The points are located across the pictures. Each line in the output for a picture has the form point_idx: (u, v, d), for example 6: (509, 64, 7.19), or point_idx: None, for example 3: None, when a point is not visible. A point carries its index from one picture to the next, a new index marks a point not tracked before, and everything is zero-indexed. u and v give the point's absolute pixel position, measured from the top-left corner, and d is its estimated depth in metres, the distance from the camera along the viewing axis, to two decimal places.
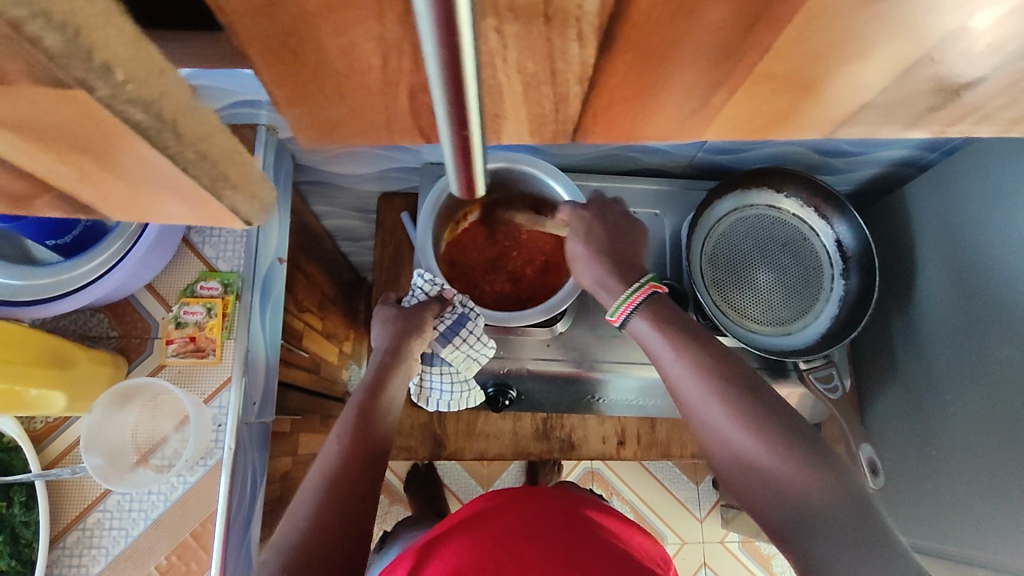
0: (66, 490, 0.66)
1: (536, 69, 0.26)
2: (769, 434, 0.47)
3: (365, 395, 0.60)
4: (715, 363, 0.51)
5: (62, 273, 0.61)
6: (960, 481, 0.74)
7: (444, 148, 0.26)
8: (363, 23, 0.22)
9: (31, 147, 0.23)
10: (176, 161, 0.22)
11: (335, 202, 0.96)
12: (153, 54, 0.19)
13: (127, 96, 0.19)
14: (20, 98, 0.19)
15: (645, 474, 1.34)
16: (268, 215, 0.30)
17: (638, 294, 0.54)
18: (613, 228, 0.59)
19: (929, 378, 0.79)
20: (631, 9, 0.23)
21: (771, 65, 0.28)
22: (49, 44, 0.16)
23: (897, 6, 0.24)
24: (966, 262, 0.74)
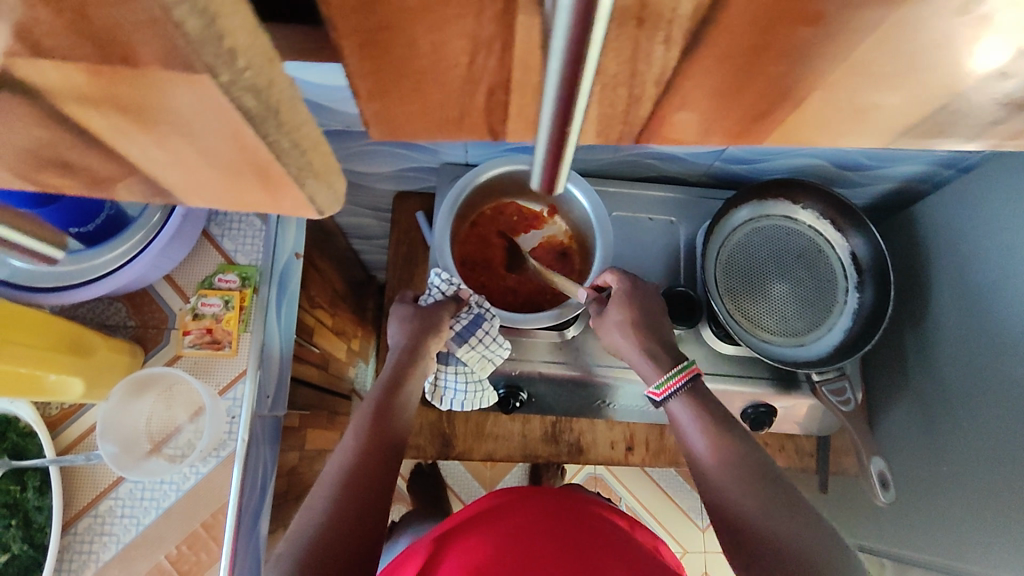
0: (79, 476, 0.66)
1: (616, 71, 0.27)
2: (785, 519, 0.49)
3: (384, 391, 0.61)
4: (746, 453, 0.54)
5: (83, 261, 0.62)
6: (969, 499, 0.74)
7: (539, 139, 0.26)
8: (460, 20, 0.24)
9: (134, 133, 0.22)
10: (273, 150, 0.23)
11: (352, 200, 0.97)
12: (266, 44, 0.20)
13: (244, 83, 0.19)
14: (135, 81, 0.19)
15: (648, 481, 1.34)
16: (338, 206, 0.31)
17: (679, 377, 0.60)
18: (652, 303, 0.67)
19: (943, 394, 0.79)
20: (722, 14, 0.24)
21: (843, 76, 0.28)
22: (189, 27, 0.17)
23: (970, 18, 0.24)
24: (985, 279, 0.74)
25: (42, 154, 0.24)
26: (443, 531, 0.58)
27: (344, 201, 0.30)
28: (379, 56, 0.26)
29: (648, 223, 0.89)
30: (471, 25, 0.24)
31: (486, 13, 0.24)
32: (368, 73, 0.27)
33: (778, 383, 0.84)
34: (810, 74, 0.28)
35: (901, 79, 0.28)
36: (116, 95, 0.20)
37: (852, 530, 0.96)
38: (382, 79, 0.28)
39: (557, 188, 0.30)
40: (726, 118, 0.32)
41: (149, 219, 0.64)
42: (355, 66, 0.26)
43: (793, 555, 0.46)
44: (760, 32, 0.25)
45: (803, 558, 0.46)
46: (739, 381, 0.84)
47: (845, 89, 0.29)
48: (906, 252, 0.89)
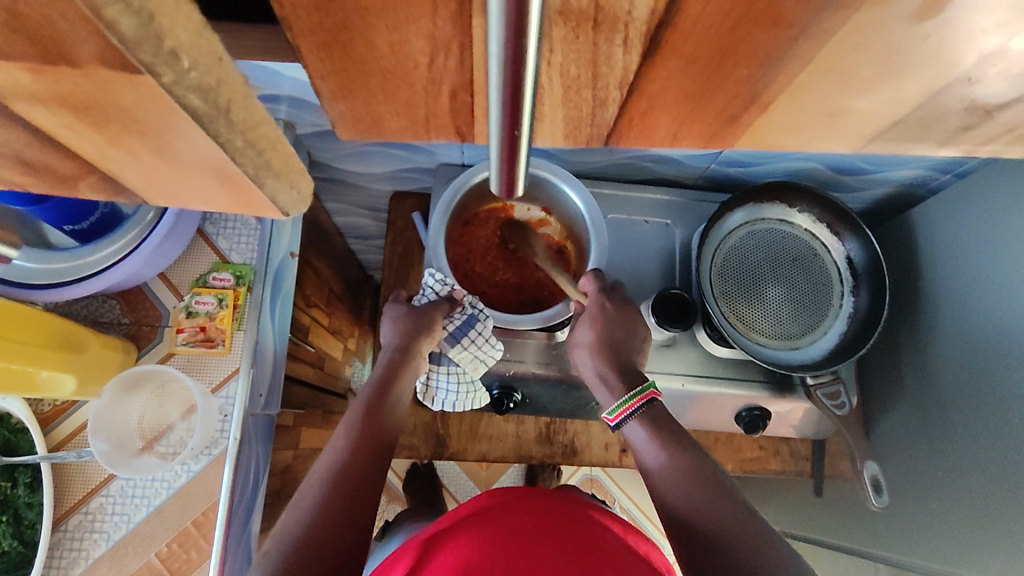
0: (70, 474, 0.66)
1: (579, 72, 0.29)
2: (733, 522, 0.49)
3: (375, 391, 0.61)
4: (697, 464, 0.54)
5: (77, 257, 0.62)
6: (961, 503, 0.74)
7: (491, 146, 0.27)
8: (419, 21, 0.25)
9: (86, 128, 0.23)
10: (225, 149, 0.23)
11: (347, 200, 0.97)
12: (214, 44, 0.20)
13: (190, 83, 0.20)
14: (83, 81, 0.20)
15: (644, 484, 1.34)
16: (303, 207, 0.32)
17: (635, 401, 0.60)
18: (625, 325, 0.67)
19: (937, 398, 0.79)
20: (680, 17, 0.25)
21: (809, 78, 0.28)
22: (123, 29, 0.17)
23: (940, 24, 0.25)
24: (975, 281, 0.74)
25: (13, 153, 0.25)
26: (438, 528, 0.58)
27: (310, 198, 0.32)
28: (342, 54, 0.28)
29: (642, 225, 0.89)
30: (428, 26, 0.26)
31: (441, 13, 0.25)
32: (330, 72, 0.30)
33: (773, 386, 0.84)
34: (779, 75, 0.28)
35: (866, 82, 0.29)
36: (64, 92, 0.21)
37: (847, 534, 0.95)
38: (345, 77, 0.30)
39: (514, 188, 0.31)
40: (694, 121, 0.34)
41: (142, 216, 0.64)
42: (318, 65, 0.29)
43: (741, 556, 0.47)
44: (723, 39, 0.26)
45: (751, 557, 0.46)
46: (733, 384, 0.84)
47: (810, 91, 0.30)
48: (901, 256, 0.88)
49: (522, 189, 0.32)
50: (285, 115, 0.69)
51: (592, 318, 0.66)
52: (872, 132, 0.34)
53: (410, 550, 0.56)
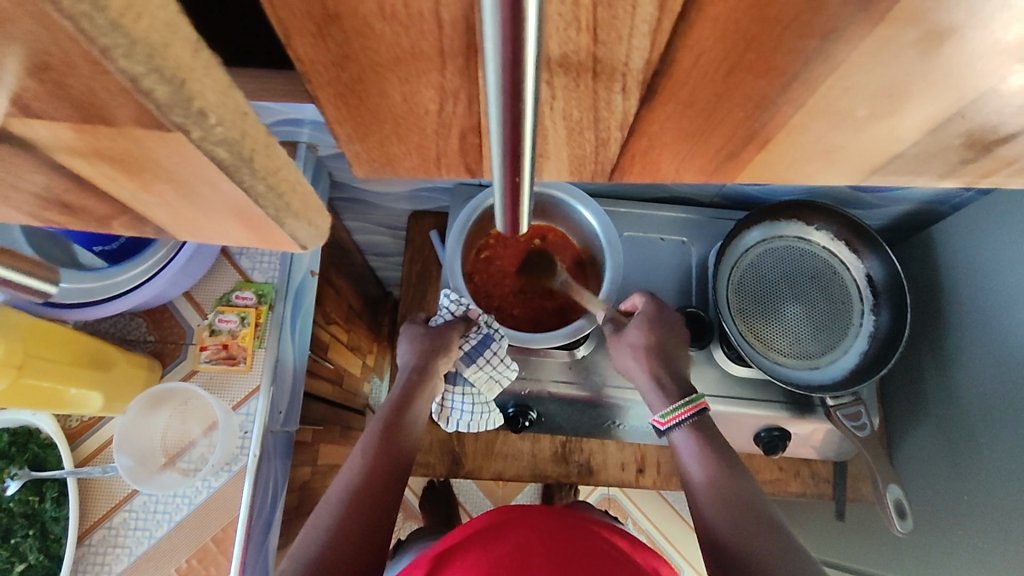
0: (96, 489, 0.68)
1: (580, 116, 0.30)
2: (755, 538, 0.51)
3: (392, 409, 0.61)
4: (736, 481, 0.57)
5: (106, 278, 0.64)
6: (988, 530, 0.72)
7: (495, 193, 0.27)
8: (427, 73, 0.26)
9: (120, 177, 0.25)
10: (248, 193, 0.24)
11: (367, 219, 0.99)
12: (238, 99, 0.21)
13: (216, 138, 0.21)
14: (118, 137, 0.21)
15: (662, 504, 1.32)
16: (320, 240, 0.33)
17: (688, 409, 0.62)
18: (671, 331, 0.69)
19: (962, 421, 0.78)
20: (673, 67, 0.26)
21: (807, 119, 0.29)
22: (157, 95, 0.18)
23: (942, 68, 0.25)
24: (997, 305, 0.73)
25: (52, 197, 0.27)
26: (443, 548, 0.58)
27: (326, 234, 0.33)
28: (357, 103, 0.29)
29: (659, 243, 0.89)
30: (437, 78, 0.27)
31: (449, 67, 0.26)
32: (347, 119, 0.31)
33: (793, 407, 0.83)
34: (775, 117, 0.29)
35: (861, 121, 0.29)
36: (99, 149, 0.22)
37: (869, 559, 0.93)
38: (361, 122, 0.31)
39: (520, 227, 0.30)
40: (695, 158, 0.34)
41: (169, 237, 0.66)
42: (334, 112, 0.31)
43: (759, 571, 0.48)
44: (715, 84, 0.27)
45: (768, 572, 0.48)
46: (753, 404, 0.83)
47: (807, 130, 0.30)
48: (923, 276, 0.87)
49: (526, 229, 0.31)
50: (307, 138, 0.71)
51: (646, 322, 0.67)
52: (870, 165, 0.34)
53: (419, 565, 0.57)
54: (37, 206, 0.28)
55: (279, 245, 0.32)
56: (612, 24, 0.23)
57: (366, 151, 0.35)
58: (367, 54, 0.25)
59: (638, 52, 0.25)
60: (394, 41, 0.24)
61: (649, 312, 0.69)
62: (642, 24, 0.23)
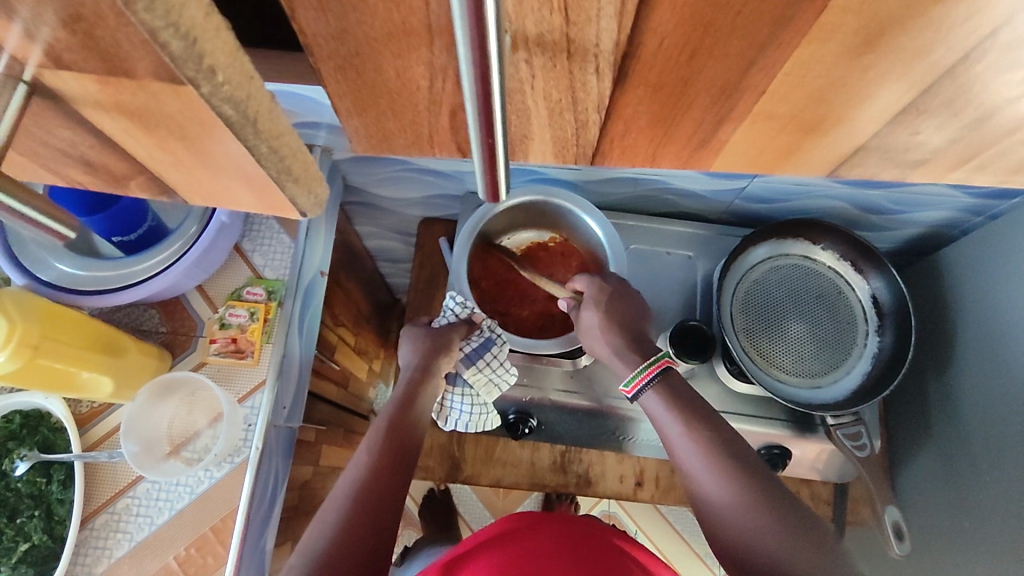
0: (101, 473, 0.69)
1: (559, 97, 0.34)
2: (749, 508, 0.51)
3: (396, 408, 0.63)
4: (714, 438, 0.56)
5: (122, 267, 0.66)
6: (993, 551, 0.71)
7: (474, 157, 0.29)
8: (417, 49, 0.29)
9: (139, 133, 0.28)
10: (253, 152, 0.28)
11: (379, 223, 1.01)
12: (245, 63, 0.25)
13: (222, 95, 0.24)
14: (137, 90, 0.24)
15: (664, 523, 1.31)
16: (320, 209, 0.37)
17: (649, 369, 0.61)
18: (627, 305, 0.68)
19: (965, 442, 0.77)
20: (641, 50, 0.30)
21: (773, 104, 0.33)
22: (173, 48, 0.21)
23: (887, 56, 0.29)
24: (992, 316, 0.75)
25: (78, 154, 0.31)
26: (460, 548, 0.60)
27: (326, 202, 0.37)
28: (356, 77, 0.32)
29: (665, 257, 0.90)
30: (427, 54, 0.29)
31: (438, 44, 0.28)
32: (347, 93, 0.34)
33: (794, 425, 0.83)
34: (739, 104, 0.33)
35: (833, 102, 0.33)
36: (122, 104, 0.26)
37: None
38: (359, 98, 0.34)
39: (501, 194, 0.33)
40: (673, 145, 0.39)
41: (186, 230, 0.68)
42: (336, 86, 0.33)
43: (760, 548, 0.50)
44: (681, 68, 0.31)
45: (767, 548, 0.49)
46: (753, 420, 0.83)
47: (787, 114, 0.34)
48: (929, 297, 0.87)
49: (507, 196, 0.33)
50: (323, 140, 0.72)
51: (597, 299, 0.67)
52: (838, 156, 0.39)
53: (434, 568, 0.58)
54: (67, 163, 0.32)
55: (281, 211, 0.36)
56: (580, 6, 0.26)
57: (370, 131, 0.38)
58: (364, 28, 0.28)
59: (607, 33, 0.28)
60: (387, 17, 0.27)
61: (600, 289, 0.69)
62: (608, 7, 0.27)
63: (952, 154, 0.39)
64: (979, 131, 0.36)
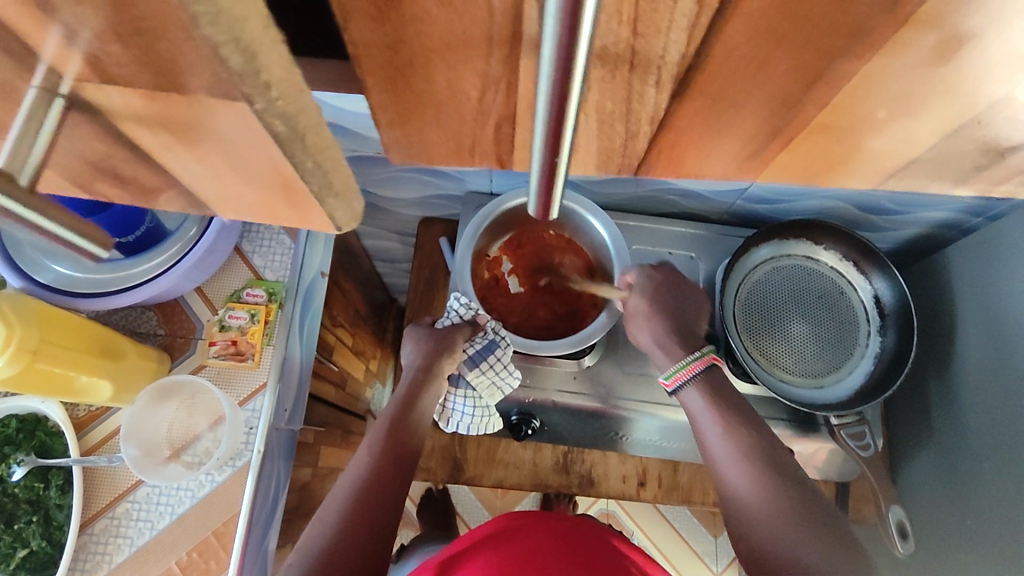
0: (99, 478, 0.68)
1: (613, 109, 0.33)
2: (779, 507, 0.52)
3: (397, 409, 0.62)
4: (752, 438, 0.57)
5: (120, 269, 0.65)
6: (996, 551, 0.72)
7: (532, 176, 0.29)
8: (472, 59, 0.29)
9: (175, 148, 0.28)
10: (298, 169, 0.27)
11: (380, 224, 1.00)
12: (297, 78, 0.24)
13: (276, 111, 0.23)
14: (183, 105, 0.24)
15: (661, 521, 1.31)
16: (356, 223, 0.35)
17: (695, 364, 0.62)
18: (675, 297, 0.68)
19: (963, 439, 0.78)
20: (706, 62, 0.29)
21: (827, 117, 0.33)
22: (232, 64, 0.21)
23: (952, 70, 0.29)
24: (993, 317, 0.75)
25: (107, 166, 0.31)
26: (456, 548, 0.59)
27: (363, 217, 0.35)
28: (401, 87, 0.32)
29: (667, 257, 0.90)
30: (482, 64, 0.29)
31: (495, 55, 0.28)
32: (390, 104, 0.33)
33: (797, 425, 0.83)
34: (799, 117, 0.33)
35: (879, 122, 0.33)
36: (161, 115, 0.26)
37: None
38: (404, 107, 0.33)
39: (551, 214, 0.33)
40: (719, 151, 0.38)
41: (185, 232, 0.67)
42: (379, 96, 0.32)
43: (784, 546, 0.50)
44: (744, 80, 0.30)
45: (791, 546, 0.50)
46: None
47: (829, 128, 0.34)
48: (929, 298, 0.88)
49: (556, 214, 0.34)
50: None
51: (648, 290, 0.67)
52: (889, 168, 0.38)
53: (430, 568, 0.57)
54: (98, 177, 0.32)
55: (319, 226, 0.35)
56: (652, 17, 0.26)
57: (400, 141, 0.37)
58: (420, 38, 0.27)
59: (674, 45, 0.27)
60: (444, 26, 0.27)
61: (650, 278, 0.68)
62: (681, 18, 0.26)
63: (979, 168, 0.39)
64: (1010, 144, 0.36)
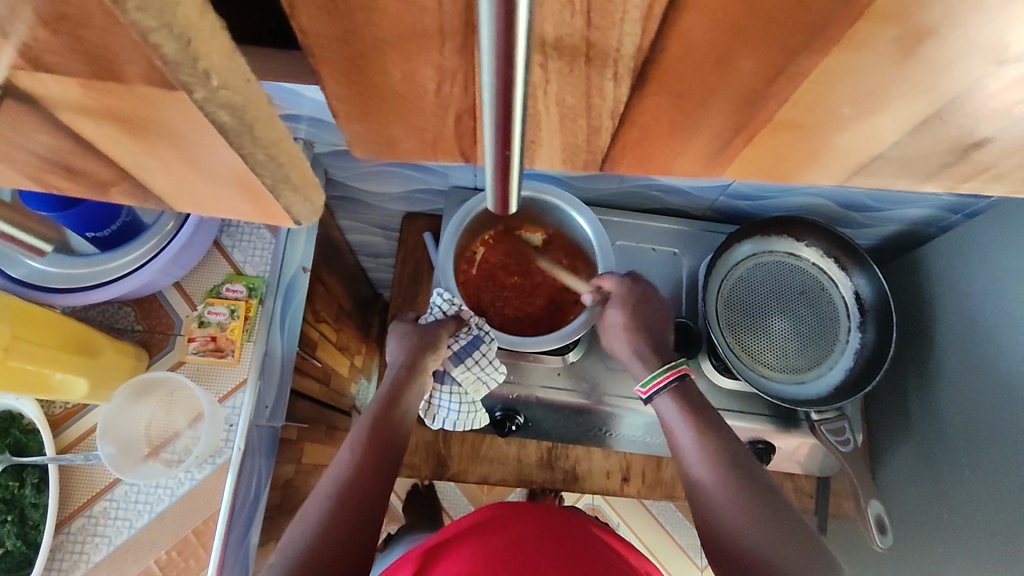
0: (76, 477, 0.67)
1: (573, 102, 0.33)
2: (746, 507, 0.52)
3: (380, 406, 0.61)
4: (723, 445, 0.58)
5: (96, 263, 0.64)
6: (973, 545, 0.72)
7: (487, 165, 0.28)
8: (425, 52, 0.29)
9: (124, 138, 0.28)
10: (248, 160, 0.27)
11: (361, 219, 0.99)
12: (241, 66, 0.23)
13: (219, 100, 0.23)
14: (124, 94, 0.24)
15: (647, 516, 1.32)
16: (315, 219, 0.36)
17: (668, 375, 0.62)
18: (648, 306, 0.69)
19: (942, 436, 0.79)
20: (664, 56, 0.29)
21: (788, 112, 0.33)
22: (166, 51, 0.21)
23: (907, 66, 0.29)
24: (972, 313, 0.76)
25: (59, 161, 0.30)
26: (437, 539, 0.59)
27: (322, 211, 0.35)
28: (357, 80, 0.31)
29: (650, 253, 0.90)
30: (436, 57, 0.29)
31: (447, 47, 0.28)
32: (348, 95, 0.33)
33: (779, 420, 0.83)
34: (761, 111, 0.33)
35: (843, 118, 0.33)
36: (105, 106, 0.25)
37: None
38: (362, 100, 0.33)
39: (511, 206, 0.32)
40: (688, 148, 0.38)
41: (162, 226, 0.66)
42: (336, 88, 0.32)
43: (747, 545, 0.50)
44: (704, 74, 0.30)
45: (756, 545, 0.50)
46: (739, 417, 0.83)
47: (793, 123, 0.34)
48: (908, 294, 0.89)
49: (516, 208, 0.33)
50: (305, 133, 0.71)
51: (627, 302, 0.67)
52: (856, 164, 0.39)
53: (412, 559, 0.57)
54: (50, 171, 0.31)
55: (281, 221, 0.35)
56: (606, 9, 0.25)
57: (364, 134, 0.37)
58: (370, 29, 0.27)
59: (629, 38, 0.27)
60: (395, 18, 0.26)
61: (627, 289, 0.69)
62: (633, 11, 0.26)
63: (954, 164, 0.39)
64: (979, 140, 0.36)
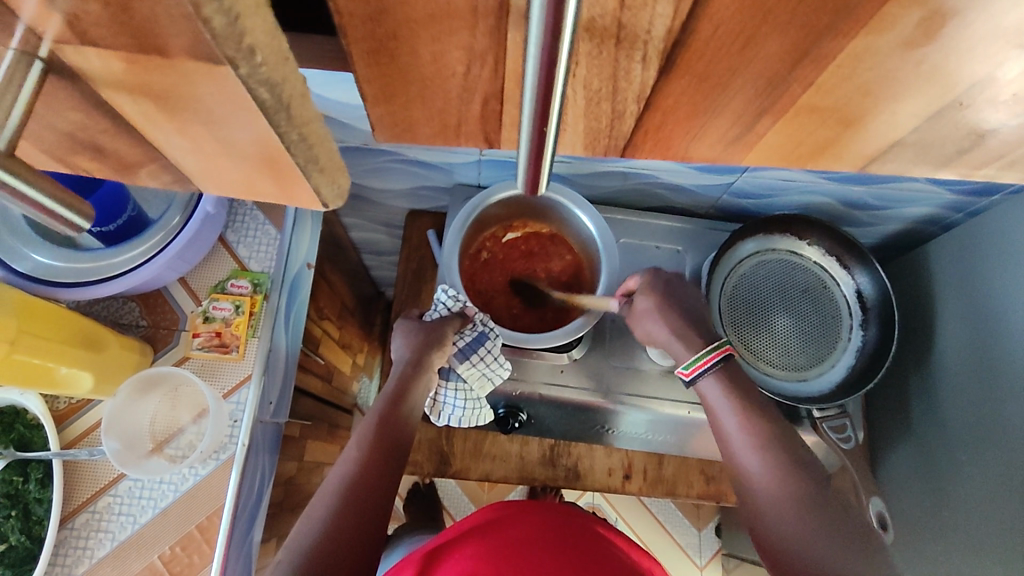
0: (80, 472, 0.67)
1: (600, 86, 0.34)
2: (797, 497, 0.52)
3: (387, 403, 0.61)
4: (771, 430, 0.57)
5: (101, 258, 0.64)
6: (977, 539, 0.73)
7: (520, 148, 0.31)
8: (457, 32, 0.29)
9: (158, 116, 0.29)
10: (283, 140, 0.28)
11: (366, 215, 0.99)
12: (281, 45, 0.25)
13: (260, 76, 0.24)
14: (167, 70, 0.25)
15: (646, 515, 1.32)
16: (343, 202, 0.37)
17: (713, 355, 0.61)
18: (679, 289, 0.68)
19: (941, 433, 0.80)
20: (693, 38, 0.29)
21: (809, 98, 0.33)
22: (215, 24, 0.21)
23: (926, 48, 0.29)
24: (974, 309, 0.76)
25: (88, 139, 0.31)
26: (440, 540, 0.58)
27: (348, 196, 0.37)
28: (387, 62, 0.31)
29: (653, 250, 0.90)
30: (467, 38, 0.29)
31: (480, 27, 0.29)
32: (376, 78, 0.33)
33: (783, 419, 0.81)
34: (784, 96, 0.33)
35: (863, 103, 0.34)
36: (143, 82, 0.26)
37: None
38: (388, 83, 0.33)
39: (538, 187, 0.35)
40: (704, 134, 0.38)
41: (168, 221, 0.66)
42: (365, 71, 0.32)
43: (797, 535, 0.50)
44: (731, 56, 0.30)
45: (806, 535, 0.50)
46: None
47: (812, 107, 0.34)
48: (909, 290, 0.89)
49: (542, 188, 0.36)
50: None
51: (655, 286, 0.67)
52: (873, 153, 0.39)
53: (413, 561, 0.56)
54: (77, 148, 0.32)
55: (305, 203, 0.36)
56: None
57: (385, 120, 0.37)
58: (405, 10, 0.28)
59: (660, 19, 0.28)
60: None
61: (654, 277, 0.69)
62: None
63: (963, 153, 0.39)
64: (991, 127, 0.37)
